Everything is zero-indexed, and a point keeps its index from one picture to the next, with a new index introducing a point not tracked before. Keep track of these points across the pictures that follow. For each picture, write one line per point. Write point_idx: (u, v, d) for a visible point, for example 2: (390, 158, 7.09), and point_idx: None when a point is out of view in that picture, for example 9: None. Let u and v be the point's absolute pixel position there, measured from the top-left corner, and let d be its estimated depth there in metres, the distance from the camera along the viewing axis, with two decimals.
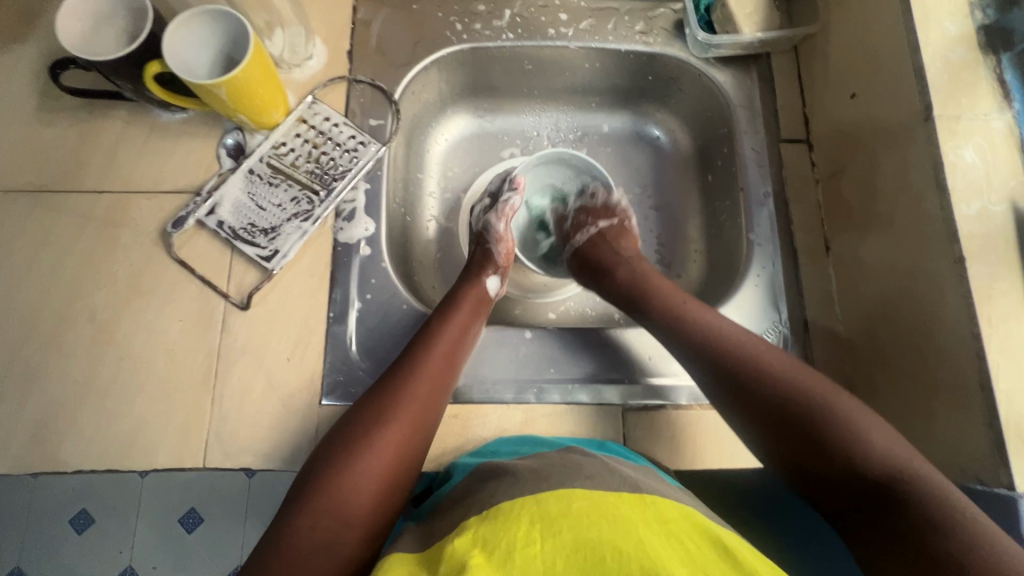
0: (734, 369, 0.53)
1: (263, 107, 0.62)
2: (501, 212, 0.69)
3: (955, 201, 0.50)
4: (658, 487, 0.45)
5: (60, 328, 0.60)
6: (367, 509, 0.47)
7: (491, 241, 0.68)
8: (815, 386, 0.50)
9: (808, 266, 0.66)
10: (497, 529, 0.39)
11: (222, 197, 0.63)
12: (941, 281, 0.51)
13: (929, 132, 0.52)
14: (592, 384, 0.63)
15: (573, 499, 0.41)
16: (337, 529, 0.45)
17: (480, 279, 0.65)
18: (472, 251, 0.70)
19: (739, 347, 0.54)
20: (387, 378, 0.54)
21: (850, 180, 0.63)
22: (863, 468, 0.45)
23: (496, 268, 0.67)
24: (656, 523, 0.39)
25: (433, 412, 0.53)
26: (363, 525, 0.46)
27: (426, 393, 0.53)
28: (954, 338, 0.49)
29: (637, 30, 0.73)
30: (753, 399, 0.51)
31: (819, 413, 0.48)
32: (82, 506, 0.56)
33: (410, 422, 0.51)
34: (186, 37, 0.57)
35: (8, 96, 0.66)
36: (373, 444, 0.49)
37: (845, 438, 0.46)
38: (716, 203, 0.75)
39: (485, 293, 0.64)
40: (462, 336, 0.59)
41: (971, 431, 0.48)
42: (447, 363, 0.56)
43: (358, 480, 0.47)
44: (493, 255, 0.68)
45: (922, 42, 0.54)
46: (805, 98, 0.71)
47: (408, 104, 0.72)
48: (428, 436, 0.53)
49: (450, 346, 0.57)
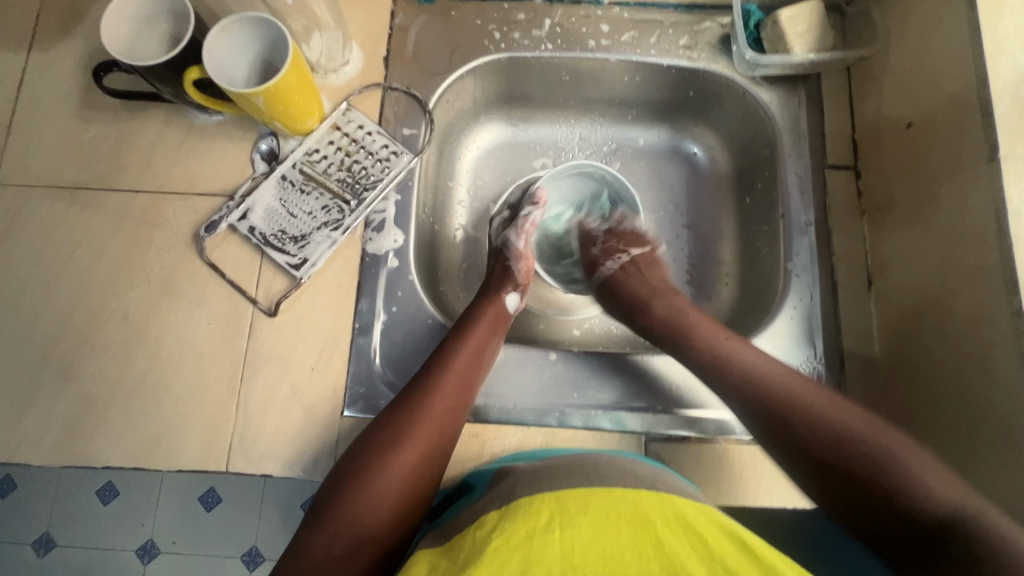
0: (773, 408, 0.52)
1: (298, 114, 0.62)
2: (521, 228, 0.69)
3: (1017, 248, 0.47)
4: (673, 485, 0.46)
5: (94, 325, 0.61)
6: (384, 528, 0.47)
7: (511, 258, 0.68)
8: (856, 423, 0.50)
9: (848, 300, 0.63)
10: (518, 520, 0.40)
11: (254, 203, 0.64)
12: (995, 331, 0.48)
13: (992, 174, 0.49)
14: (614, 411, 0.61)
15: (592, 495, 0.41)
16: (355, 549, 0.46)
17: (501, 296, 0.64)
18: (491, 267, 0.69)
19: (774, 386, 0.53)
20: (403, 400, 0.53)
21: (901, 215, 0.60)
22: (904, 500, 0.45)
23: (516, 285, 0.66)
24: (677, 521, 0.40)
25: (450, 434, 0.53)
26: (380, 543, 0.47)
27: (441, 414, 0.53)
28: (1007, 394, 0.47)
29: (681, 44, 0.71)
30: (798, 436, 0.50)
31: (867, 451, 0.48)
32: (109, 479, 0.59)
33: (425, 446, 0.51)
34: (223, 41, 0.57)
35: (53, 92, 0.67)
36: (387, 468, 0.48)
37: (889, 473, 0.46)
38: (753, 227, 0.72)
39: (504, 308, 0.64)
40: (479, 355, 0.58)
41: (1018, 492, 0.45)
42: (462, 386, 0.55)
43: (375, 503, 0.47)
44: (513, 272, 0.67)
45: (990, 74, 0.50)
46: (855, 121, 0.68)
47: (441, 113, 0.72)
48: (447, 456, 0.52)
49: (464, 366, 0.56)
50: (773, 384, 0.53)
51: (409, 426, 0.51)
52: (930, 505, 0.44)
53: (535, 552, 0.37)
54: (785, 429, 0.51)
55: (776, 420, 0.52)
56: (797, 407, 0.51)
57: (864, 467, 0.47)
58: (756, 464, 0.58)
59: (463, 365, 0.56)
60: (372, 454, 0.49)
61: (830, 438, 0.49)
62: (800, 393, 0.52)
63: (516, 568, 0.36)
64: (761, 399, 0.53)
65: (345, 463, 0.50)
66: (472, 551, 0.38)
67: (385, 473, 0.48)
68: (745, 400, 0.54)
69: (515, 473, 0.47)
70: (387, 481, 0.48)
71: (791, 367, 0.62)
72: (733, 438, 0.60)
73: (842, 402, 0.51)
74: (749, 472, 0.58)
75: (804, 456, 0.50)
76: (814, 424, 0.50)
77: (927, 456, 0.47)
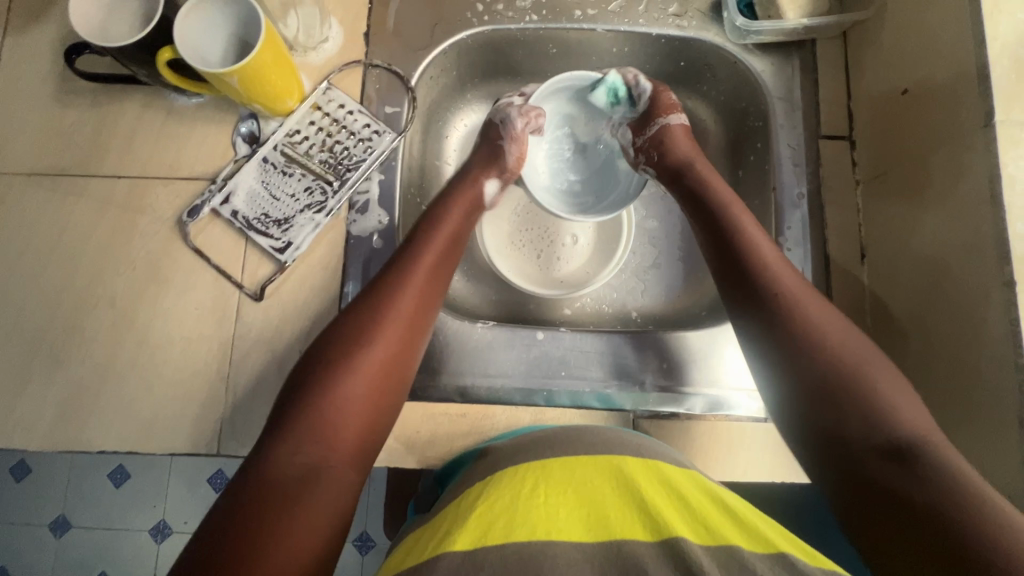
0: (765, 295, 0.52)
1: (276, 94, 0.60)
2: (524, 110, 0.66)
3: (1011, 218, 0.46)
4: (660, 451, 0.46)
5: (82, 313, 0.61)
6: (352, 435, 0.46)
7: (506, 138, 0.66)
8: (843, 335, 0.49)
9: (840, 275, 0.62)
10: (501, 490, 0.40)
11: (236, 186, 0.63)
12: (987, 303, 0.47)
13: (987, 142, 0.47)
14: (602, 388, 0.61)
15: (578, 463, 0.42)
16: (321, 459, 0.44)
17: (477, 183, 0.65)
18: (485, 142, 0.68)
19: (817, 334, 0.49)
20: (368, 299, 0.52)
21: (895, 187, 0.59)
22: (874, 429, 0.45)
23: (501, 171, 0.67)
24: (661, 485, 0.40)
25: (415, 335, 0.53)
26: (349, 453, 0.46)
27: (405, 316, 0.52)
28: (997, 366, 0.46)
29: (670, 12, 0.68)
30: (801, 376, 0.48)
31: (848, 374, 0.47)
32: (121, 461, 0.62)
33: (389, 345, 0.50)
34: (197, 18, 0.56)
35: (29, 77, 0.66)
36: (351, 367, 0.48)
37: (868, 401, 0.46)
38: (745, 201, 0.71)
39: (478, 197, 0.65)
40: (445, 255, 0.58)
41: (1004, 464, 0.45)
42: (427, 288, 0.55)
43: (336, 408, 0.46)
44: (505, 154, 0.67)
45: (989, 36, 0.48)
46: (851, 91, 0.66)
47: (424, 89, 0.70)
48: (409, 361, 0.52)
49: (426, 276, 0.55)
50: (785, 286, 0.52)
51: (372, 328, 0.50)
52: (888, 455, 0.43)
53: (522, 516, 0.37)
54: (785, 339, 0.50)
55: (787, 331, 0.50)
56: (795, 305, 0.51)
57: (840, 385, 0.47)
58: (742, 440, 0.59)
59: (420, 281, 0.55)
60: (337, 358, 0.48)
61: (816, 348, 0.49)
62: (809, 302, 0.51)
63: (501, 530, 0.36)
64: (786, 322, 0.50)
65: (300, 379, 0.48)
66: (458, 518, 0.38)
67: (348, 377, 0.48)
68: (737, 281, 0.54)
69: (498, 452, 0.47)
70: (349, 390, 0.47)
71: None
72: (720, 415, 0.60)
73: (810, 289, 0.53)
74: (736, 447, 0.59)
75: (807, 381, 0.48)
76: (826, 353, 0.48)
77: (909, 391, 0.47)
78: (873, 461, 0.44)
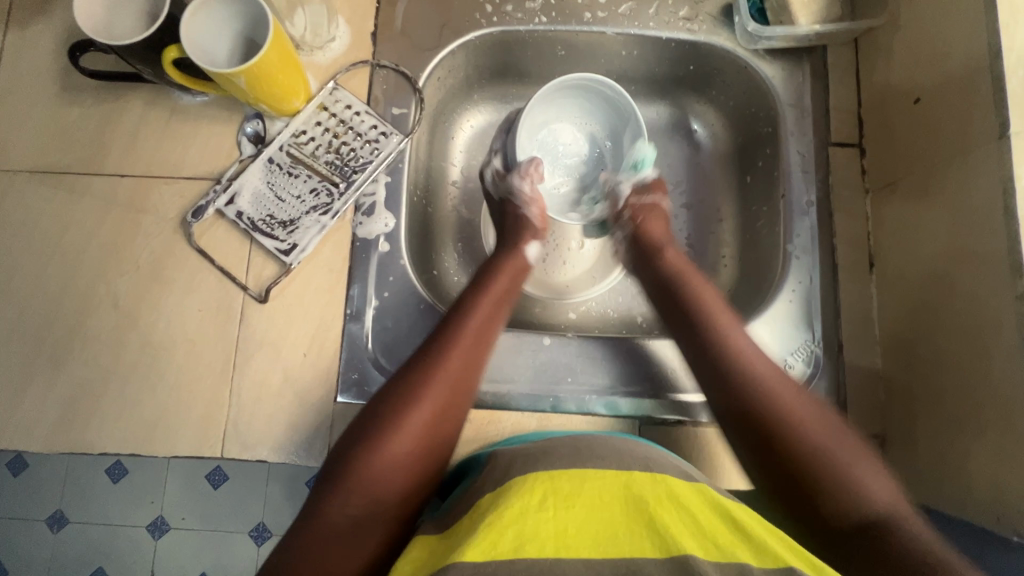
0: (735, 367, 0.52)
1: (284, 94, 0.60)
2: (524, 172, 0.65)
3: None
4: (667, 462, 0.46)
5: (85, 313, 0.61)
6: (399, 491, 0.46)
7: (522, 204, 0.66)
8: (808, 407, 0.49)
9: (849, 283, 0.62)
10: (510, 501, 0.39)
11: (241, 186, 0.62)
12: (998, 316, 0.47)
13: (1001, 154, 0.47)
14: (608, 395, 0.61)
15: (586, 475, 0.41)
16: (368, 515, 0.45)
17: (521, 247, 0.64)
18: (501, 216, 0.67)
19: (777, 387, 0.50)
20: (421, 355, 0.52)
21: (905, 196, 0.58)
22: (843, 500, 0.45)
23: (536, 234, 0.66)
24: (669, 499, 0.40)
25: (465, 391, 0.52)
26: (395, 507, 0.46)
27: (456, 372, 0.52)
28: (1008, 380, 0.46)
29: (681, 16, 0.68)
30: (767, 449, 0.48)
31: (814, 444, 0.47)
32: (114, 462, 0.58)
33: (438, 405, 0.50)
34: (203, 14, 0.55)
35: (32, 73, 0.65)
36: (401, 424, 0.48)
37: (839, 472, 0.46)
38: (753, 207, 0.70)
39: (525, 260, 0.63)
40: (496, 308, 0.57)
41: (1013, 479, 0.45)
42: (477, 344, 0.54)
43: (386, 466, 0.46)
44: (528, 219, 0.65)
45: (1004, 46, 0.48)
46: (862, 97, 0.65)
47: (432, 91, 0.69)
48: (459, 418, 0.51)
49: (476, 332, 0.54)
50: (750, 351, 0.53)
51: (423, 384, 0.50)
52: (872, 514, 0.44)
53: (530, 530, 0.37)
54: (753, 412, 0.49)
55: (754, 404, 0.50)
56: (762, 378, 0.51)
57: (801, 455, 0.47)
58: None
59: (471, 338, 0.54)
60: (388, 416, 0.48)
61: (789, 417, 0.49)
62: (779, 379, 0.51)
63: (510, 545, 0.36)
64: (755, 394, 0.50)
65: (354, 431, 0.48)
66: (466, 530, 0.38)
67: (395, 435, 0.47)
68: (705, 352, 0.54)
69: (505, 459, 0.47)
70: (393, 451, 0.47)
71: (788, 351, 0.61)
72: None
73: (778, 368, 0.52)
74: None
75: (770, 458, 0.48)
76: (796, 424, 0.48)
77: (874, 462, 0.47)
78: (848, 527, 0.44)
